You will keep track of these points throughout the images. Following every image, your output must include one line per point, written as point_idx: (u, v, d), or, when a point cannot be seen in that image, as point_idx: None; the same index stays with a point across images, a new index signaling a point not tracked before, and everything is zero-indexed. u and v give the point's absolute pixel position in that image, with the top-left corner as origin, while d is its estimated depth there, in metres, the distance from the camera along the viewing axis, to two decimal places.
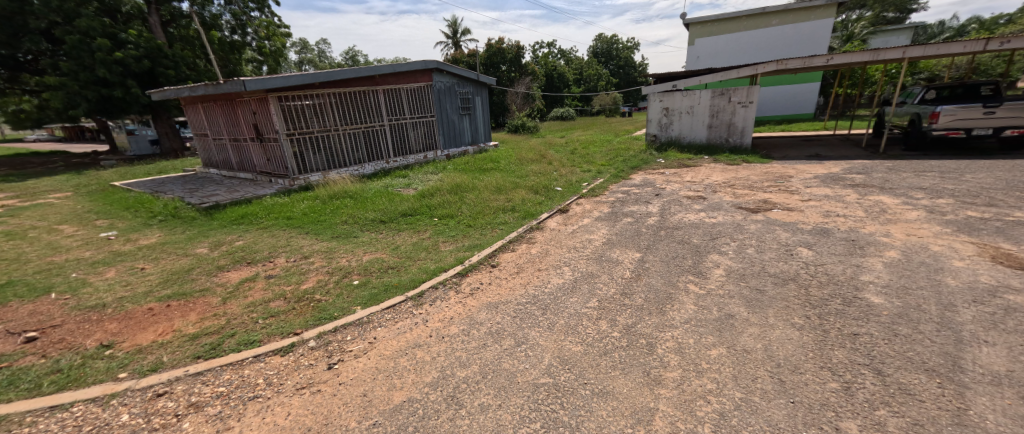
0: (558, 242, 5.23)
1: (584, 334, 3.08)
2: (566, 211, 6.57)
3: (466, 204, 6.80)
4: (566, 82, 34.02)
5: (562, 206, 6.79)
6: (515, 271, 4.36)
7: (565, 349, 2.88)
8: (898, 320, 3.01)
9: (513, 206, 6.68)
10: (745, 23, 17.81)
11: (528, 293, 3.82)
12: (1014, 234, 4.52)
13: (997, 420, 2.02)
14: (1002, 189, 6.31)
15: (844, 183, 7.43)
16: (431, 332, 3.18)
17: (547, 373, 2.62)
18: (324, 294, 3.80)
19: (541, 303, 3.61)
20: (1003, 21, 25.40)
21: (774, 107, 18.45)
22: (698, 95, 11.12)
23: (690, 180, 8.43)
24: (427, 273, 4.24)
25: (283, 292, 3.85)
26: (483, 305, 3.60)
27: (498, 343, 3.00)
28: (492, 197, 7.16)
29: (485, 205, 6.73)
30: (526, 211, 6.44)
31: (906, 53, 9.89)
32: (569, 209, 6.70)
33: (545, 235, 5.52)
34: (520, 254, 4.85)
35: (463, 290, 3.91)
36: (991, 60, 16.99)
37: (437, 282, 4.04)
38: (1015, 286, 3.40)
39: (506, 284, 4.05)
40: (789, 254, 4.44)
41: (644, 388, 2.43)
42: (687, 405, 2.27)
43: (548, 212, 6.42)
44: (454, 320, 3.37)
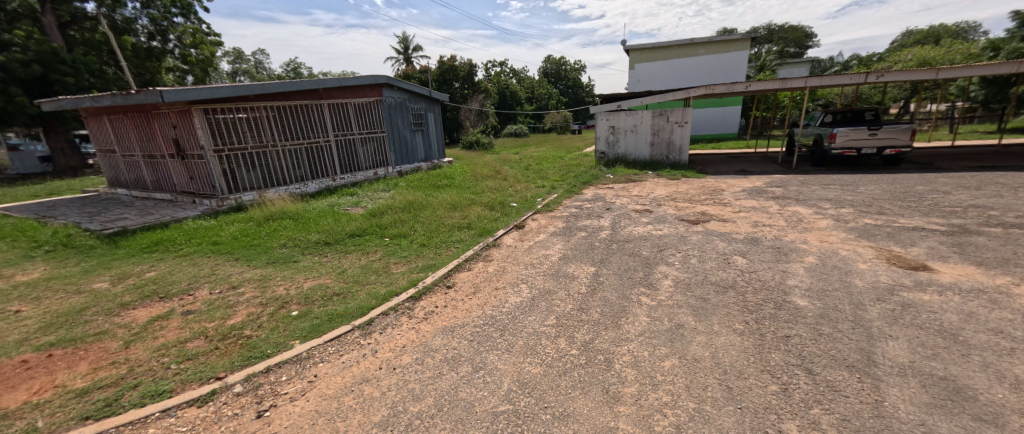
0: (515, 259, 5.15)
1: (543, 354, 2.99)
2: (522, 227, 6.55)
3: (420, 222, 6.55)
4: (519, 100, 34.79)
5: (518, 221, 6.77)
6: (471, 292, 4.18)
7: (525, 372, 2.76)
8: (821, 320, 3.27)
9: (468, 223, 6.54)
10: (676, 51, 19.44)
11: (485, 314, 3.67)
12: (901, 238, 5.20)
13: (907, 408, 2.22)
14: (889, 199, 7.30)
15: (767, 196, 8.18)
16: (381, 364, 2.91)
17: (506, 399, 2.48)
18: (255, 329, 3.37)
19: (499, 324, 3.47)
20: (876, 59, 30.48)
21: (704, 127, 20.13)
22: (640, 115, 11.83)
23: (637, 194, 8.82)
24: (377, 299, 3.92)
25: (202, 330, 3.35)
26: (439, 330, 3.40)
27: (454, 371, 2.81)
28: (447, 215, 6.96)
29: (440, 223, 6.53)
30: (482, 228, 6.32)
31: (808, 83, 11.34)
32: (525, 224, 6.69)
33: (502, 251, 5.43)
34: (478, 273, 4.70)
35: (417, 315, 3.67)
36: (869, 91, 20.13)
37: (388, 308, 3.75)
38: (907, 283, 3.87)
39: (462, 305, 3.87)
40: (727, 262, 4.73)
41: (604, 407, 2.38)
42: (645, 421, 2.25)
43: (504, 228, 6.36)
44: (407, 348, 3.13)
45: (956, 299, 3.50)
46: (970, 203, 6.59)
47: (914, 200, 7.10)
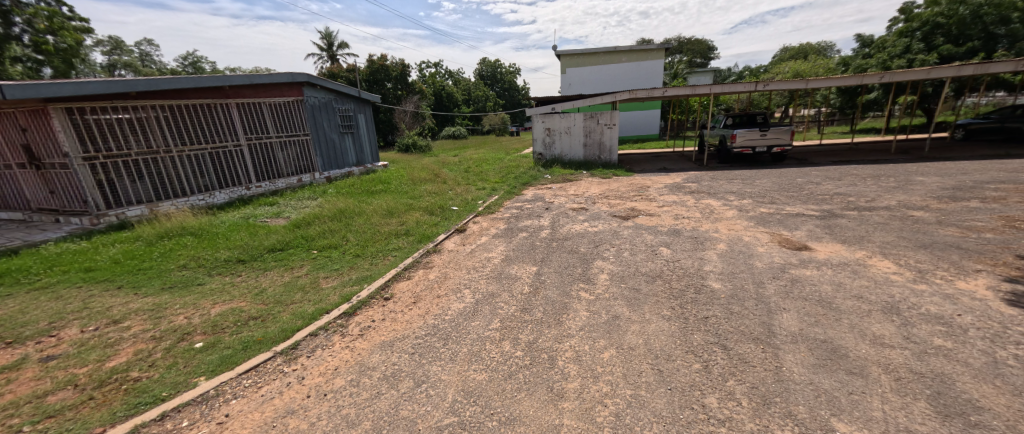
0: (456, 263, 5.00)
1: (488, 359, 2.91)
2: (463, 230, 6.40)
3: (354, 232, 6.07)
4: (455, 102, 34.35)
5: (459, 225, 6.60)
6: (411, 302, 3.95)
7: (470, 380, 2.66)
8: (731, 300, 3.66)
9: (407, 230, 6.22)
10: (601, 58, 20.59)
11: (427, 323, 3.49)
12: (789, 222, 6.02)
13: (799, 372, 2.56)
14: (779, 190, 8.45)
15: (685, 191, 8.98)
16: (309, 391, 2.61)
17: (451, 411, 2.36)
18: (145, 369, 2.83)
19: (441, 333, 3.32)
20: (762, 71, 35.28)
21: (629, 129, 21.60)
22: (573, 117, 12.29)
23: (573, 193, 9.13)
24: (303, 319, 3.53)
25: (71, 377, 2.73)
26: (376, 346, 3.15)
27: (393, 388, 2.61)
28: (384, 222, 6.55)
29: (375, 231, 6.12)
30: (422, 234, 6.04)
31: (712, 90, 12.67)
32: (466, 228, 6.54)
33: (443, 257, 5.23)
34: (418, 281, 4.47)
35: (351, 332, 3.36)
36: (759, 98, 23.25)
37: (316, 327, 3.38)
38: (795, 262, 4.48)
39: (402, 317, 3.63)
40: (654, 253, 5.06)
41: (548, 405, 2.38)
42: (588, 414, 2.29)
43: (444, 233, 6.15)
44: (340, 369, 2.85)
45: (830, 272, 4.12)
46: (837, 192, 7.86)
47: (796, 190, 8.28)
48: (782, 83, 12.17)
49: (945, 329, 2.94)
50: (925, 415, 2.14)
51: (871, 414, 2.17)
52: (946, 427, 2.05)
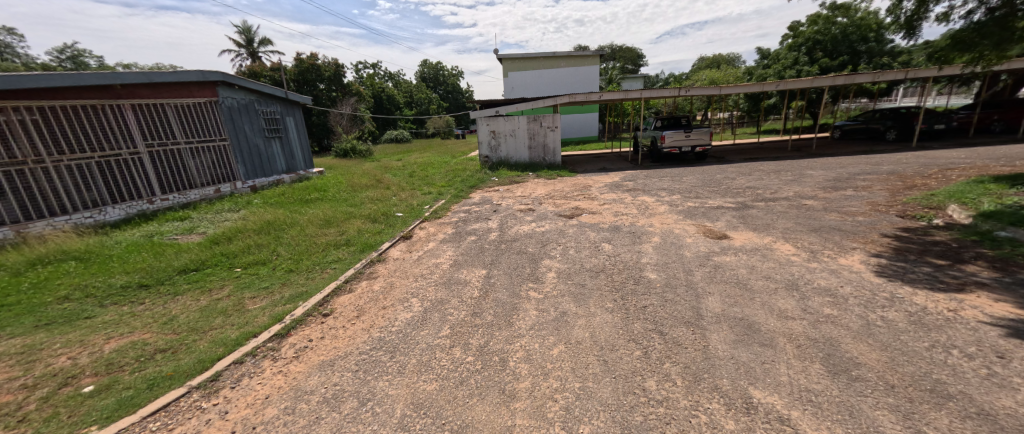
0: (403, 272, 4.89)
1: (439, 367, 2.89)
2: (409, 237, 6.26)
3: (285, 245, 5.67)
4: (396, 104, 33.35)
5: (404, 232, 6.45)
6: (354, 316, 3.80)
7: (419, 392, 2.63)
8: (665, 288, 3.98)
9: (347, 239, 5.95)
10: (541, 62, 21.18)
11: (372, 337, 3.39)
12: (712, 215, 6.67)
13: (722, 350, 2.87)
14: (703, 185, 9.30)
15: (623, 189, 9.55)
16: (238, 425, 2.42)
17: (400, 427, 2.32)
18: (15, 425, 2.40)
19: (388, 346, 3.24)
20: (686, 78, 38.63)
21: (570, 131, 22.45)
22: (517, 120, 12.51)
23: (521, 194, 9.31)
24: (225, 346, 3.25)
25: None
26: (317, 367, 3.00)
27: (336, 411, 2.51)
28: (321, 233, 6.18)
29: (310, 242, 5.79)
30: (363, 243, 5.81)
31: (642, 94, 13.60)
32: (412, 234, 6.41)
33: (389, 266, 5.09)
34: (362, 293, 4.30)
35: (284, 356, 3.16)
36: (683, 102, 25.38)
37: (240, 355, 3.13)
38: (717, 250, 4.97)
39: (343, 333, 3.49)
40: (597, 249, 5.33)
41: (500, 408, 2.43)
42: (539, 411, 2.38)
43: (389, 241, 5.98)
44: (275, 397, 2.67)
45: (745, 257, 4.63)
46: (750, 185, 8.83)
47: (717, 185, 9.17)
48: (700, 89, 13.33)
49: (831, 299, 3.46)
50: (820, 374, 2.51)
51: (779, 379, 2.50)
52: (834, 383, 2.42)
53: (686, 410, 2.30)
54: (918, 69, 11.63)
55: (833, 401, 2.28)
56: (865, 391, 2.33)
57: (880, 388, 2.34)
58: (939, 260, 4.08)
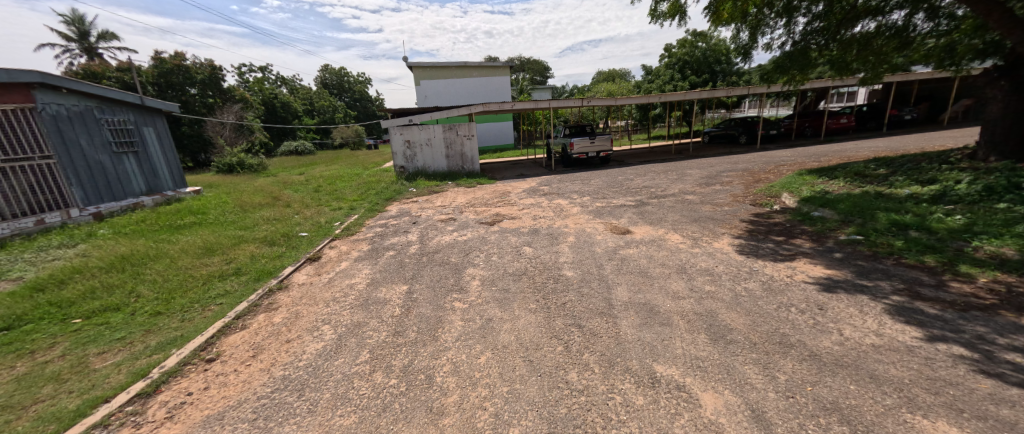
0: (311, 298, 4.48)
1: (359, 397, 2.73)
2: (317, 259, 5.80)
3: (147, 285, 4.75)
4: (294, 112, 30.52)
5: (311, 253, 5.95)
6: (252, 354, 3.38)
7: (336, 428, 2.45)
8: (581, 283, 4.32)
9: (237, 268, 5.29)
10: (453, 72, 21.25)
11: (277, 376, 3.06)
12: (618, 212, 7.37)
13: (631, 334, 3.20)
14: (609, 187, 10.21)
15: (539, 193, 10.03)
16: None
17: None
18: None
19: (299, 382, 2.97)
20: (588, 89, 42.03)
21: (486, 139, 22.86)
22: (432, 129, 12.39)
23: (440, 204, 9.22)
24: (61, 419, 2.58)
25: None
26: (210, 420, 2.61)
27: None
28: (198, 266, 5.35)
29: (187, 276, 5.01)
30: (259, 271, 5.22)
31: (550, 105, 14.45)
32: (321, 255, 5.94)
33: (294, 293, 4.65)
34: (259, 329, 3.83)
35: (151, 419, 2.63)
36: (588, 112, 27.55)
37: (86, 427, 2.51)
38: (623, 244, 5.51)
39: (235, 378, 3.07)
40: (519, 253, 5.54)
41: (428, 427, 2.39)
42: (469, 422, 2.40)
43: (293, 265, 5.46)
44: None
45: (645, 248, 5.22)
46: (647, 185, 9.94)
47: (620, 186, 10.13)
48: (600, 100, 14.53)
49: (711, 277, 4.09)
50: (705, 343, 2.95)
51: (676, 352, 2.88)
52: (717, 349, 2.86)
53: (603, 395, 2.51)
54: (758, 86, 14.31)
55: (716, 365, 2.70)
56: (737, 352, 2.81)
57: (748, 347, 2.84)
58: (781, 237, 5.09)
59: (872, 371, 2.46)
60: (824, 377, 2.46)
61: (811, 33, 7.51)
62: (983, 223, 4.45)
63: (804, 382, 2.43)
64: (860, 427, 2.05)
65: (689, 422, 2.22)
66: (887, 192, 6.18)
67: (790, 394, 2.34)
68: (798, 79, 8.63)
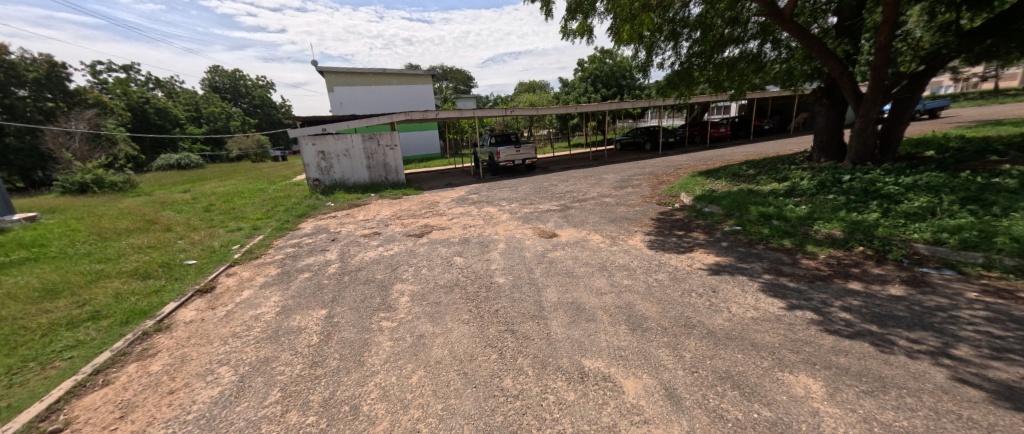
0: (202, 337, 3.71)
1: None
2: (211, 290, 4.87)
3: None
4: (176, 120, 26.43)
5: (203, 284, 5.03)
6: (117, 416, 2.67)
7: None
8: (512, 289, 4.42)
9: (97, 310, 4.22)
10: (371, 78, 20.41)
11: None
12: (544, 217, 7.66)
13: (559, 333, 3.36)
14: (535, 193, 10.56)
15: (468, 202, 10.03)
16: None
17: None
18: None
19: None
20: (510, 100, 43.32)
21: (411, 149, 22.25)
22: (350, 139, 11.74)
23: (362, 218, 8.73)
24: None
25: None
26: None
27: None
28: (35, 313, 4.14)
29: (12, 328, 3.82)
30: (128, 311, 4.22)
31: (475, 114, 14.60)
32: (216, 286, 5.00)
33: (183, 331, 3.87)
34: (129, 383, 3.06)
35: None
36: (512, 121, 28.32)
37: None
38: (550, 248, 5.73)
39: None
40: (449, 264, 5.46)
41: None
42: None
43: (180, 298, 4.57)
44: None
45: (570, 251, 5.49)
46: (570, 190, 10.48)
47: (545, 192, 10.54)
48: (522, 110, 15.02)
49: (628, 273, 4.45)
50: (625, 333, 3.22)
51: (600, 345, 3.11)
52: (636, 338, 3.14)
53: (538, 396, 2.60)
54: (658, 99, 16.03)
55: (635, 352, 2.96)
56: (651, 338, 3.12)
57: (659, 332, 3.17)
58: (682, 231, 5.75)
59: (754, 341, 2.92)
60: (719, 351, 2.85)
61: (692, 55, 8.77)
62: (819, 211, 5.54)
63: (704, 358, 2.78)
64: (747, 390, 2.43)
65: (615, 409, 2.41)
66: (755, 189, 7.34)
67: (695, 369, 2.67)
68: (683, 95, 9.92)
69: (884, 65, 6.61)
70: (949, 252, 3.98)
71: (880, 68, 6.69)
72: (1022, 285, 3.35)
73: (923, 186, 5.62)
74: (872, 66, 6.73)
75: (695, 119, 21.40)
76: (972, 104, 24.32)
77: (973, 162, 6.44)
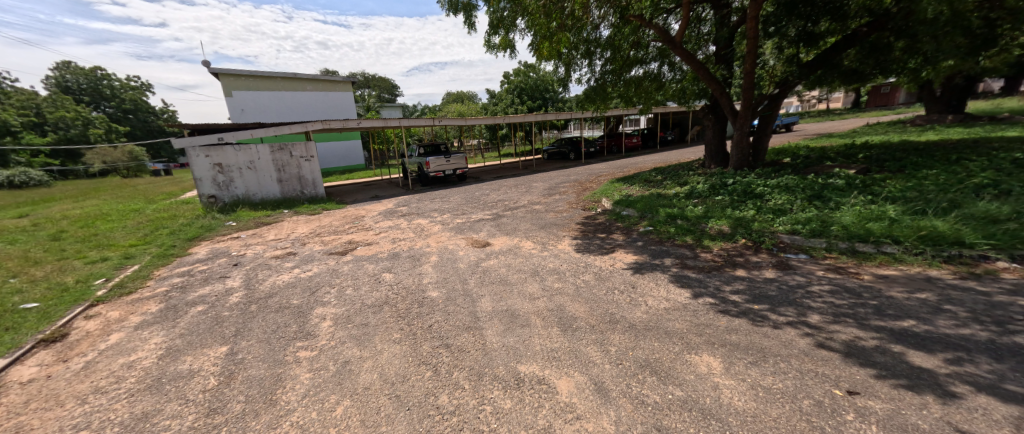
0: (47, 400, 2.94)
1: None
2: (62, 338, 3.91)
3: None
4: (16, 127, 21.39)
5: (50, 331, 3.99)
6: None
7: None
8: (446, 302, 4.27)
9: None
10: (280, 83, 18.73)
11: None
12: (476, 227, 7.60)
13: (495, 342, 3.30)
14: (466, 203, 10.46)
15: (397, 215, 9.60)
16: None
17: None
18: None
19: None
20: (436, 109, 42.86)
21: (330, 160, 20.78)
22: (255, 150, 10.59)
23: (273, 238, 7.87)
24: None
25: None
26: None
27: None
28: None
29: None
30: None
31: (401, 123, 14.11)
32: (70, 332, 4.04)
33: (19, 393, 3.02)
34: None
35: None
36: (440, 131, 27.96)
37: None
38: (483, 257, 5.68)
39: None
40: (378, 281, 5.12)
41: None
42: None
43: (15, 351, 3.58)
44: None
45: (503, 259, 5.49)
46: (500, 198, 10.55)
47: (477, 201, 10.49)
48: (451, 120, 14.85)
49: (558, 276, 4.56)
50: (557, 335, 3.28)
51: (535, 348, 3.12)
52: (568, 338, 3.21)
53: (474, 409, 2.51)
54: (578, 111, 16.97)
55: (566, 352, 3.01)
56: (580, 336, 3.21)
57: (587, 331, 3.27)
58: (604, 233, 6.09)
59: (667, 329, 3.17)
60: (639, 341, 3.04)
61: (605, 72, 9.51)
62: (711, 210, 6.26)
63: (627, 350, 2.94)
64: (663, 374, 2.62)
65: (549, 410, 2.41)
66: (662, 192, 8.08)
67: (619, 361, 2.81)
68: (599, 107, 10.60)
69: (750, 88, 7.72)
70: (802, 239, 4.76)
71: (747, 89, 7.85)
72: (848, 262, 4.18)
73: (783, 187, 6.70)
74: (741, 89, 7.84)
75: (613, 130, 23.09)
76: (817, 119, 29.94)
77: (815, 166, 7.86)
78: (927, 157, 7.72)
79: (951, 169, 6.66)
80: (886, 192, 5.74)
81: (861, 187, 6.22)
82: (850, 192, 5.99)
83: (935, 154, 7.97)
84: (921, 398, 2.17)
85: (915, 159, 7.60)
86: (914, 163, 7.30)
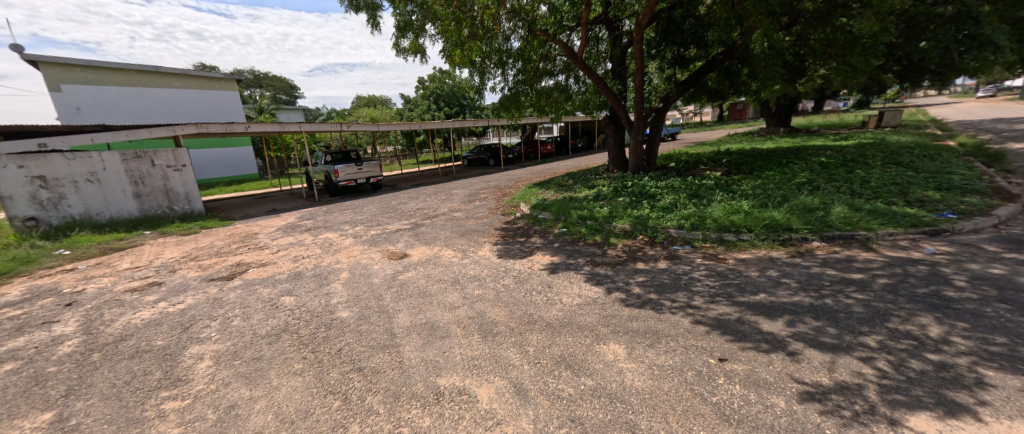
0: None
1: None
2: None
3: None
4: None
5: None
6: None
7: None
8: (358, 322, 3.92)
9: None
10: (136, 78, 15.80)
11: None
12: (390, 239, 7.18)
13: (411, 360, 3.10)
14: (380, 213, 9.86)
15: (300, 229, 8.67)
16: None
17: None
18: None
19: None
20: (345, 113, 40.17)
21: (214, 169, 18.06)
22: (99, 158, 8.73)
23: (130, 266, 6.50)
24: None
25: None
26: None
27: None
28: None
29: None
30: None
31: (302, 128, 12.82)
32: None
33: None
34: None
35: None
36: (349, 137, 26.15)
37: None
38: (397, 270, 5.36)
39: None
40: (275, 307, 4.51)
41: None
42: None
43: None
44: None
45: (421, 270, 5.24)
46: (417, 207, 10.16)
47: (392, 211, 9.96)
48: (360, 125, 13.87)
49: (477, 284, 4.48)
50: (477, 342, 3.20)
51: (454, 360, 3.00)
52: (488, 344, 3.15)
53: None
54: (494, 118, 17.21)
55: (486, 359, 2.95)
56: (500, 341, 3.17)
57: (506, 335, 3.25)
58: (523, 238, 6.20)
59: (580, 324, 3.30)
60: (555, 339, 3.10)
61: (516, 82, 9.79)
62: (616, 211, 6.76)
63: (544, 348, 2.98)
64: (577, 368, 2.70)
65: (469, 420, 2.32)
66: (573, 196, 8.52)
67: (537, 360, 2.83)
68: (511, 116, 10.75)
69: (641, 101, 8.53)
70: (685, 233, 5.36)
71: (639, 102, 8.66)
72: (720, 250, 4.81)
73: (671, 188, 7.53)
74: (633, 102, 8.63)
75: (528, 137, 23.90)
76: (696, 130, 34.75)
77: (692, 170, 9.01)
78: (768, 161, 9.38)
79: (784, 170, 8.16)
80: (741, 190, 6.78)
81: (725, 186, 7.28)
82: (716, 191, 6.98)
83: (772, 158, 9.68)
84: (768, 356, 2.57)
85: (761, 163, 9.14)
86: (761, 166, 8.80)
